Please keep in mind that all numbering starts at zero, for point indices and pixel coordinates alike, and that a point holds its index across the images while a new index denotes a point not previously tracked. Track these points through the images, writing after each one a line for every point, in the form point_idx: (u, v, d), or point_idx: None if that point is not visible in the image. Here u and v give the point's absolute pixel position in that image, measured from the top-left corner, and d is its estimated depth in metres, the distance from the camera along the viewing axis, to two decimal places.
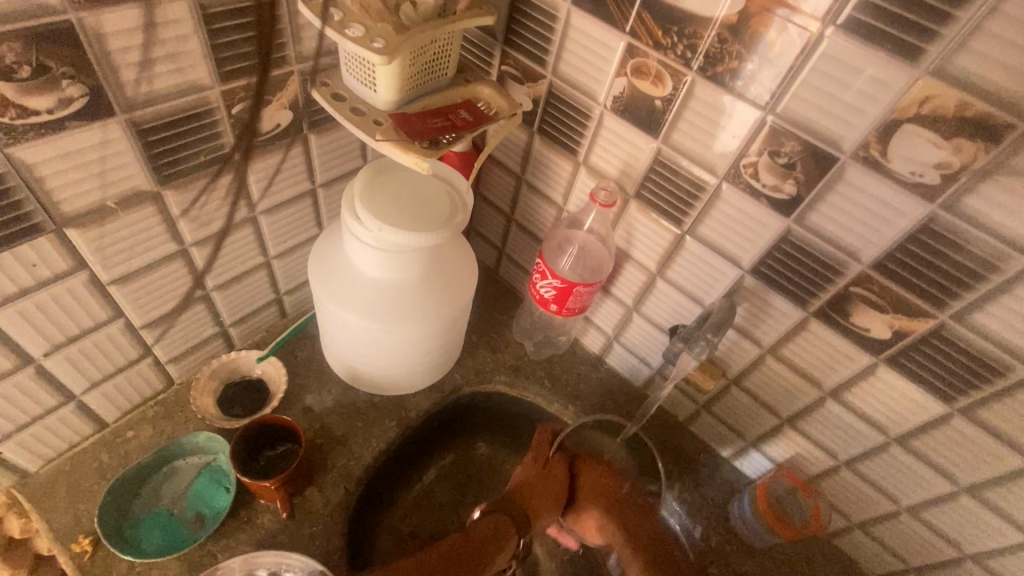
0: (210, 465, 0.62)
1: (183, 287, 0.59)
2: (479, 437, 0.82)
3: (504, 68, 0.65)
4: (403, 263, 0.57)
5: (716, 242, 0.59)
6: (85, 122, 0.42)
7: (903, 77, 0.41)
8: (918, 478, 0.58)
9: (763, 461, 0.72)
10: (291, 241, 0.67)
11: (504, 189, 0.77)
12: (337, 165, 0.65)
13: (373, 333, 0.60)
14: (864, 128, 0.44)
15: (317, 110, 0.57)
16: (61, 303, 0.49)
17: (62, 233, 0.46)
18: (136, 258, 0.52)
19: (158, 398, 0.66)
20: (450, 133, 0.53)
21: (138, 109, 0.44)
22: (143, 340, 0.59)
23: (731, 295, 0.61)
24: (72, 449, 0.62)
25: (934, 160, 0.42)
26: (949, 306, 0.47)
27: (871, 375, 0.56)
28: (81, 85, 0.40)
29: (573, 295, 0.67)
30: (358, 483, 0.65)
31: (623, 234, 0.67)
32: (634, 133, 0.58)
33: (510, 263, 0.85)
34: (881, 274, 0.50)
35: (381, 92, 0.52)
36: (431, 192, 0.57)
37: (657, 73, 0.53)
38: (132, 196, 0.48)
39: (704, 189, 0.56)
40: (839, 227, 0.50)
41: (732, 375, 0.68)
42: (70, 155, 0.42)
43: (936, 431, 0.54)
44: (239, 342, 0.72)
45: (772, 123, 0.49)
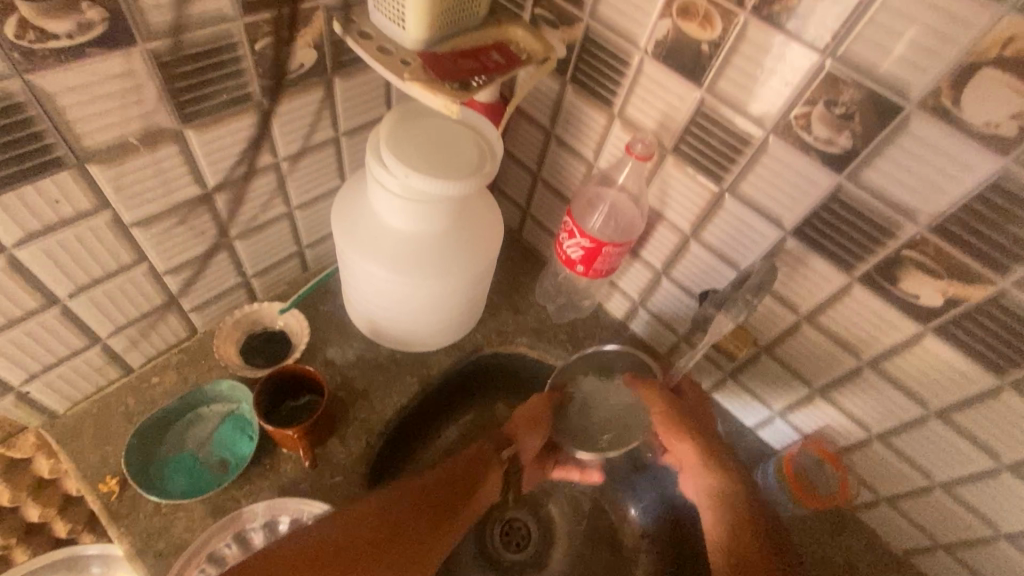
0: (234, 413, 0.63)
1: (206, 234, 0.58)
2: (498, 398, 0.81)
3: (538, 12, 0.61)
4: (429, 214, 0.55)
5: (758, 202, 0.56)
6: (104, 50, 0.40)
7: (987, 14, 0.37)
8: (956, 453, 0.56)
9: (789, 431, 0.70)
10: (314, 192, 0.65)
11: (532, 145, 0.74)
12: (361, 112, 0.62)
13: (395, 286, 0.59)
14: (934, 74, 0.41)
15: (343, 51, 0.55)
16: (84, 243, 0.49)
17: (85, 169, 0.45)
18: (159, 200, 0.51)
19: (182, 346, 0.66)
20: (481, 76, 0.50)
21: (159, 38, 0.42)
22: (167, 286, 0.59)
23: (770, 258, 0.58)
24: (98, 392, 0.62)
25: (1012, 109, 0.39)
26: (1011, 273, 0.44)
27: (916, 346, 0.53)
28: (100, 8, 0.38)
29: (601, 256, 0.64)
30: (379, 436, 0.65)
31: (657, 193, 0.64)
32: (676, 82, 0.55)
33: (534, 224, 0.83)
34: (938, 237, 0.46)
35: (410, 29, 0.49)
36: (460, 140, 0.54)
37: (706, 13, 0.49)
38: (154, 134, 0.47)
39: (749, 142, 0.53)
40: (896, 185, 0.47)
41: (764, 343, 0.65)
42: (89, 85, 0.41)
43: (982, 406, 0.52)
44: (262, 294, 0.71)
45: (831, 68, 0.45)
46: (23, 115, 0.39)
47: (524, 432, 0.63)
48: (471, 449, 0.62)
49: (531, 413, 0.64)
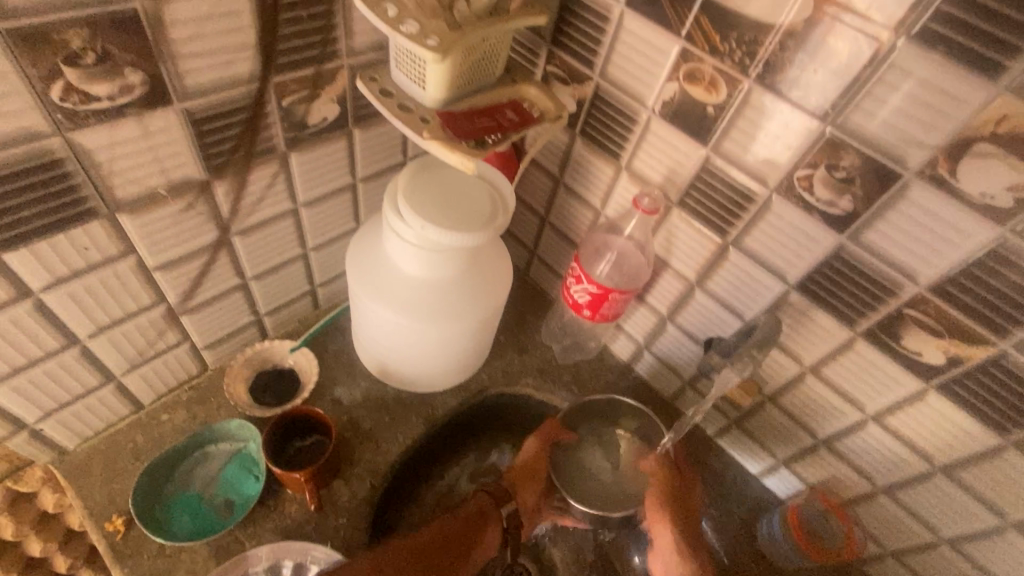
0: (241, 452, 0.63)
1: (223, 275, 0.59)
2: (502, 439, 0.81)
3: (550, 69, 0.64)
4: (442, 262, 0.56)
5: (762, 255, 0.58)
6: (142, 110, 0.42)
7: (980, 94, 0.39)
8: (962, 510, 0.56)
9: (794, 480, 0.70)
10: (329, 234, 0.67)
11: (541, 190, 0.76)
12: (378, 160, 0.65)
13: (406, 330, 0.60)
14: (931, 145, 0.43)
15: (364, 104, 0.57)
16: (108, 287, 0.50)
17: (114, 218, 0.46)
18: (182, 245, 0.53)
19: (192, 383, 0.67)
20: (496, 134, 0.52)
21: (193, 98, 0.44)
22: (182, 325, 0.60)
23: (774, 309, 0.60)
24: (108, 429, 0.63)
25: (1007, 182, 0.40)
26: (1012, 335, 0.45)
27: (919, 401, 0.54)
28: (141, 72, 0.40)
29: (608, 302, 0.65)
30: (384, 478, 0.65)
31: (663, 242, 0.66)
32: (683, 139, 0.57)
33: (542, 265, 0.84)
34: (938, 297, 0.48)
35: (430, 90, 0.51)
36: (474, 192, 0.57)
37: (711, 79, 0.51)
38: (182, 184, 0.49)
39: (754, 199, 0.55)
40: (896, 246, 0.48)
41: (768, 392, 0.66)
42: (126, 142, 0.43)
43: (986, 463, 0.52)
44: (273, 331, 0.72)
45: (831, 135, 0.47)
46: (62, 170, 0.41)
47: (523, 485, 0.67)
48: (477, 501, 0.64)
49: (529, 462, 0.67)
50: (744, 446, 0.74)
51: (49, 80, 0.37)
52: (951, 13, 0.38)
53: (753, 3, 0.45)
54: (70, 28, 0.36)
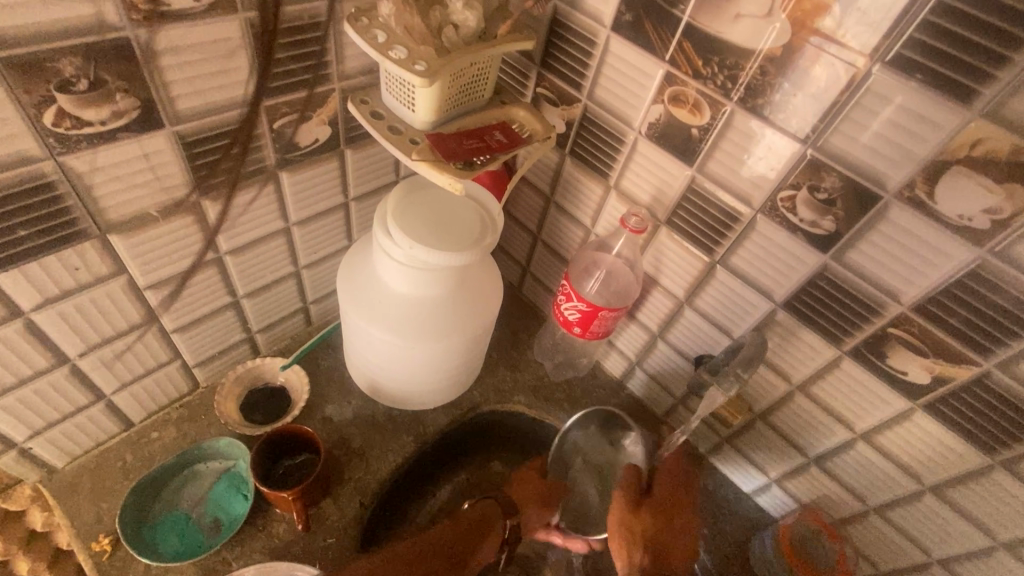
0: (230, 471, 0.63)
1: (214, 293, 0.60)
2: (494, 456, 0.81)
3: (540, 91, 0.65)
4: (432, 280, 0.57)
5: (749, 274, 0.58)
6: (134, 133, 0.43)
7: (954, 119, 0.40)
8: (953, 530, 0.56)
9: (786, 499, 0.70)
10: (322, 252, 0.68)
11: (532, 209, 0.77)
12: (370, 180, 0.66)
13: (396, 349, 0.61)
14: (909, 168, 0.43)
15: (355, 126, 0.58)
16: (98, 306, 0.51)
17: (106, 239, 0.47)
18: (174, 265, 0.54)
19: (183, 401, 0.67)
20: (484, 155, 0.53)
21: (185, 122, 0.45)
22: (173, 343, 0.61)
23: (761, 328, 0.60)
24: (98, 447, 0.63)
25: (983, 204, 0.41)
26: (995, 355, 0.46)
27: (906, 420, 0.54)
28: (133, 97, 0.41)
29: (598, 319, 0.66)
30: (373, 497, 0.65)
31: (652, 260, 0.66)
32: (669, 160, 0.58)
33: (534, 282, 0.85)
34: (922, 317, 0.48)
35: (419, 112, 0.52)
36: (463, 211, 0.57)
37: (695, 102, 0.52)
38: (174, 205, 0.49)
39: (739, 219, 0.55)
40: (879, 266, 0.49)
41: (758, 410, 0.66)
42: (117, 164, 0.44)
43: (975, 483, 0.52)
44: (265, 348, 0.73)
45: (813, 157, 0.48)
46: (53, 192, 0.42)
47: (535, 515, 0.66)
48: (483, 508, 0.64)
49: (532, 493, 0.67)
50: (737, 464, 0.73)
51: (41, 105, 0.38)
52: (922, 41, 0.39)
53: (733, 30, 0.47)
54: (63, 56, 0.37)
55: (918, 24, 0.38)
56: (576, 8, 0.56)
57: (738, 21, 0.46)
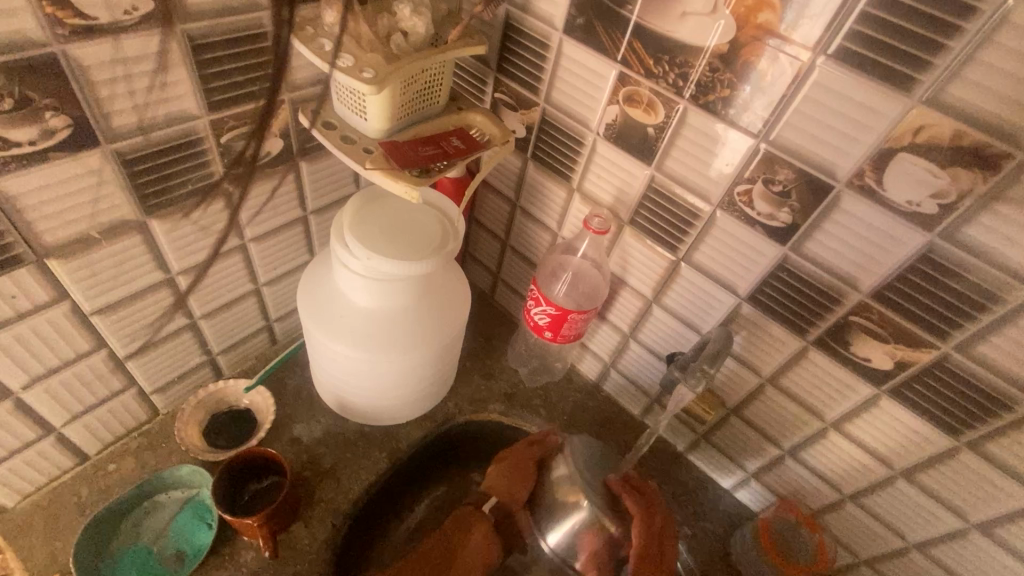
0: (194, 500, 0.60)
1: (168, 315, 0.58)
2: (473, 467, 0.78)
3: (498, 96, 0.65)
4: (394, 292, 0.56)
5: (713, 269, 0.58)
6: (68, 152, 0.41)
7: (896, 107, 0.40)
8: (925, 512, 0.56)
9: (766, 492, 0.70)
10: (283, 268, 0.66)
11: (499, 214, 0.76)
12: (328, 192, 0.65)
13: (360, 363, 0.59)
14: (857, 157, 0.44)
15: (308, 137, 0.57)
16: (40, 334, 0.49)
17: (44, 264, 0.45)
18: (121, 287, 0.52)
19: (142, 429, 0.65)
20: (441, 161, 0.53)
21: (123, 139, 0.44)
22: (127, 369, 0.58)
23: (728, 322, 0.60)
24: (51, 483, 0.60)
25: (930, 189, 0.42)
26: (952, 337, 0.46)
27: (874, 407, 0.54)
28: (65, 116, 0.40)
29: (568, 322, 0.65)
30: (346, 518, 0.63)
31: (618, 260, 0.66)
32: (628, 160, 0.58)
33: (505, 288, 0.84)
34: (881, 303, 0.49)
35: (371, 121, 0.51)
36: (423, 220, 0.57)
37: (649, 101, 0.53)
38: (117, 225, 0.48)
39: (699, 215, 0.56)
40: (837, 255, 0.49)
41: (731, 404, 0.66)
42: (51, 186, 0.42)
43: (943, 465, 0.53)
44: (228, 370, 0.70)
45: (765, 151, 0.48)
46: None
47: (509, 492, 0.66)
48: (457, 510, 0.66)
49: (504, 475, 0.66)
50: (715, 461, 0.73)
51: None
52: (861, 31, 0.39)
53: (681, 28, 0.47)
54: None
55: (857, 16, 0.39)
56: (528, 12, 0.56)
57: (685, 18, 0.46)
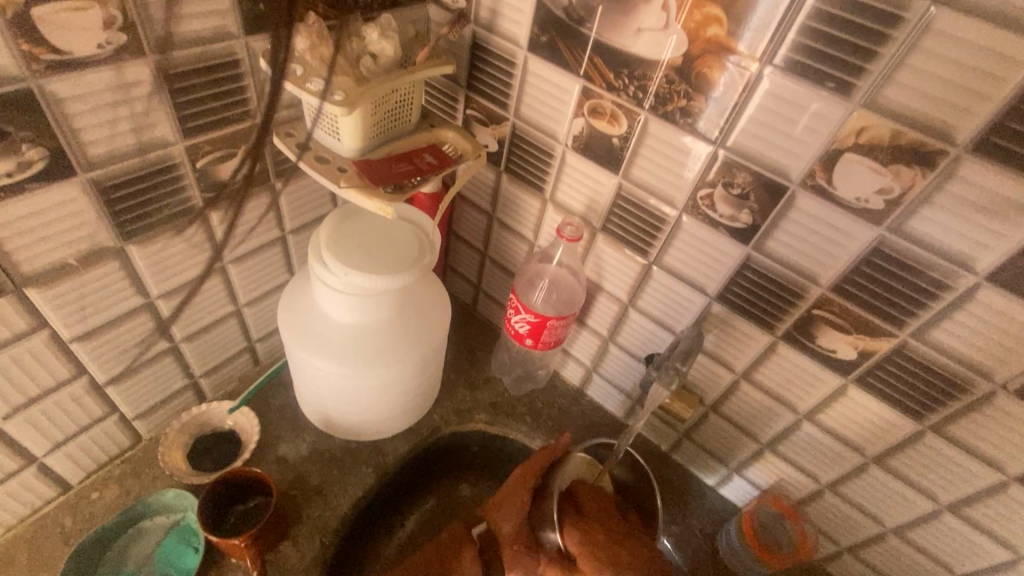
0: (179, 524, 0.60)
1: (148, 340, 0.58)
2: (461, 479, 0.80)
3: (469, 113, 0.67)
4: (373, 306, 0.57)
5: (682, 271, 0.60)
6: (44, 183, 0.42)
7: (839, 111, 0.43)
8: (899, 497, 0.58)
9: (748, 487, 0.71)
10: (263, 289, 0.67)
11: (476, 227, 0.78)
12: (306, 212, 0.66)
13: (343, 378, 0.60)
14: (808, 158, 0.46)
15: (283, 159, 0.59)
16: (20, 364, 0.49)
17: (22, 293, 0.46)
18: (100, 313, 0.52)
19: (125, 456, 0.65)
20: (415, 177, 0.54)
21: (99, 168, 0.45)
22: (108, 396, 0.58)
23: (700, 322, 0.62)
24: (34, 514, 0.60)
25: (876, 186, 0.44)
26: (908, 325, 0.48)
27: (843, 397, 0.56)
28: (40, 147, 0.41)
29: (547, 329, 0.66)
30: (334, 534, 0.63)
31: (593, 267, 0.68)
32: (596, 169, 0.60)
33: (486, 299, 0.86)
34: (840, 296, 0.51)
35: (345, 141, 0.53)
36: (399, 235, 0.58)
37: (612, 113, 0.55)
38: (95, 252, 0.49)
39: (666, 220, 0.58)
40: (796, 252, 0.51)
41: (710, 402, 0.68)
42: (28, 216, 0.43)
43: (912, 450, 0.55)
44: (211, 393, 0.71)
45: (723, 156, 0.50)
46: None
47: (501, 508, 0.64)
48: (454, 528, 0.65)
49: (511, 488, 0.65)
50: (698, 459, 0.75)
51: None
52: (801, 41, 0.42)
53: (637, 44, 0.49)
54: None
55: (797, 28, 0.42)
56: (493, 32, 0.59)
57: (640, 35, 0.49)
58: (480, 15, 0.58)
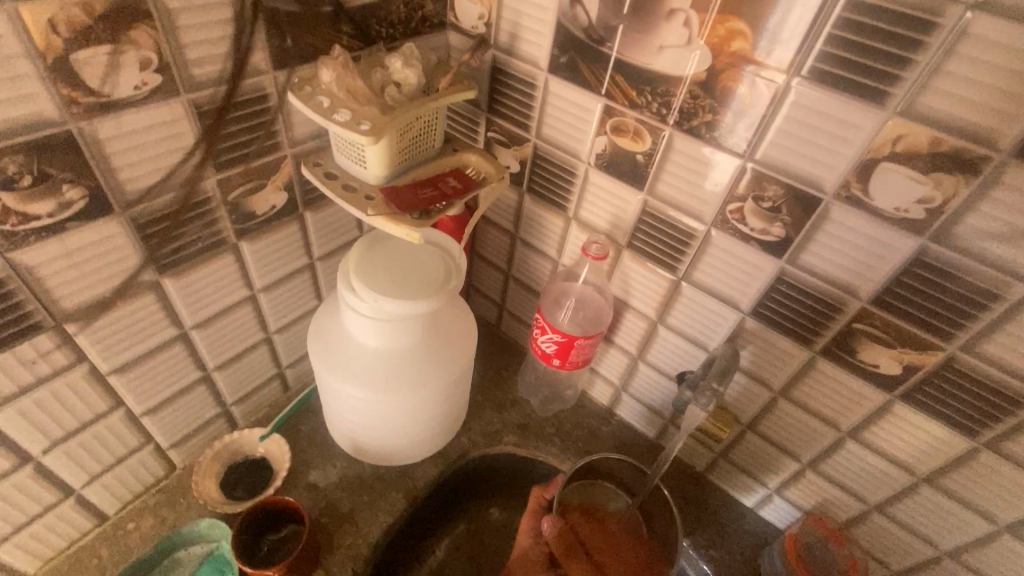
0: (213, 554, 0.60)
1: (182, 370, 0.59)
2: (490, 502, 0.78)
3: (491, 135, 0.67)
4: (402, 331, 0.57)
5: (713, 286, 0.59)
6: (84, 221, 0.44)
7: (873, 120, 0.42)
8: (954, 518, 0.55)
9: (789, 508, 0.69)
10: (292, 315, 0.68)
11: (499, 247, 0.78)
12: (332, 239, 0.67)
13: (372, 404, 0.59)
14: (842, 168, 0.45)
15: (311, 189, 0.60)
16: (60, 398, 0.50)
17: (63, 328, 0.47)
18: (136, 346, 0.53)
19: (160, 485, 0.65)
20: (440, 202, 0.55)
21: (136, 204, 0.46)
22: (143, 426, 0.59)
23: (733, 337, 0.61)
24: (72, 545, 0.60)
25: (916, 195, 0.43)
26: (957, 338, 0.46)
27: (888, 413, 0.54)
28: (81, 187, 0.42)
29: (575, 349, 0.66)
30: (366, 562, 0.62)
31: (620, 284, 0.67)
32: (621, 186, 0.60)
33: (511, 319, 0.85)
34: (882, 309, 0.49)
35: (371, 168, 0.54)
36: (426, 259, 0.58)
37: (636, 130, 0.55)
38: (131, 286, 0.50)
39: (694, 235, 0.57)
40: (833, 265, 0.50)
41: (746, 420, 0.66)
42: (69, 253, 0.44)
43: (966, 468, 0.52)
44: (242, 420, 0.71)
45: (752, 169, 0.49)
46: (4, 289, 0.42)
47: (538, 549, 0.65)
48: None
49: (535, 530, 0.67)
50: (735, 480, 0.73)
51: None
52: (831, 50, 0.41)
53: (660, 61, 0.49)
54: (6, 156, 0.37)
55: (826, 38, 0.41)
56: (513, 55, 0.59)
57: (662, 52, 0.49)
58: (500, 38, 0.59)
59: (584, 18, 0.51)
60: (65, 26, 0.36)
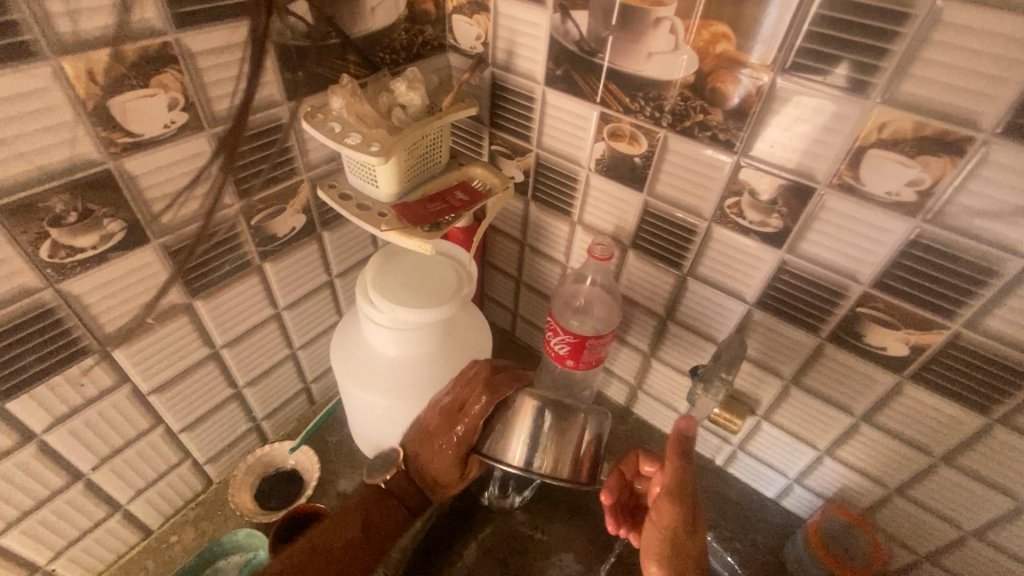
0: (251, 561, 0.63)
1: (214, 388, 0.62)
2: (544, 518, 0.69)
3: (495, 147, 0.70)
4: (419, 338, 0.60)
5: (718, 280, 0.61)
6: (124, 252, 0.47)
7: (858, 110, 0.43)
8: (974, 497, 0.55)
9: (811, 497, 0.69)
10: (313, 331, 0.71)
11: (509, 255, 0.80)
12: (350, 257, 0.70)
13: (394, 411, 0.62)
14: (832, 158, 0.47)
15: (328, 210, 0.63)
16: (106, 417, 0.53)
17: (107, 352, 0.50)
18: (172, 365, 0.57)
19: (198, 499, 0.69)
20: (448, 215, 0.58)
21: (169, 233, 0.50)
22: (181, 442, 0.63)
23: (741, 329, 0.62)
24: (120, 559, 0.64)
25: (907, 179, 0.44)
26: (959, 316, 0.47)
27: (899, 395, 0.55)
28: (119, 220, 0.46)
29: (587, 348, 0.67)
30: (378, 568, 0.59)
31: (628, 284, 0.69)
32: (621, 189, 0.62)
33: (525, 324, 0.87)
34: (883, 292, 0.50)
35: (382, 186, 0.57)
36: (437, 268, 0.61)
37: (632, 134, 0.57)
38: (167, 310, 0.53)
39: (696, 231, 0.59)
40: (832, 252, 0.51)
41: (761, 410, 0.67)
42: (111, 282, 0.48)
43: (981, 445, 0.52)
44: (273, 435, 0.74)
45: (745, 164, 0.51)
46: (54, 317, 0.45)
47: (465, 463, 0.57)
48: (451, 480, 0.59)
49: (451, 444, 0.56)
50: (755, 471, 0.73)
51: (37, 242, 0.42)
52: (811, 47, 0.43)
53: (649, 67, 0.52)
54: (53, 196, 0.41)
55: (805, 35, 0.43)
56: (511, 71, 0.62)
57: (651, 58, 0.51)
58: (497, 57, 0.62)
59: (576, 31, 0.54)
60: (100, 74, 0.40)
